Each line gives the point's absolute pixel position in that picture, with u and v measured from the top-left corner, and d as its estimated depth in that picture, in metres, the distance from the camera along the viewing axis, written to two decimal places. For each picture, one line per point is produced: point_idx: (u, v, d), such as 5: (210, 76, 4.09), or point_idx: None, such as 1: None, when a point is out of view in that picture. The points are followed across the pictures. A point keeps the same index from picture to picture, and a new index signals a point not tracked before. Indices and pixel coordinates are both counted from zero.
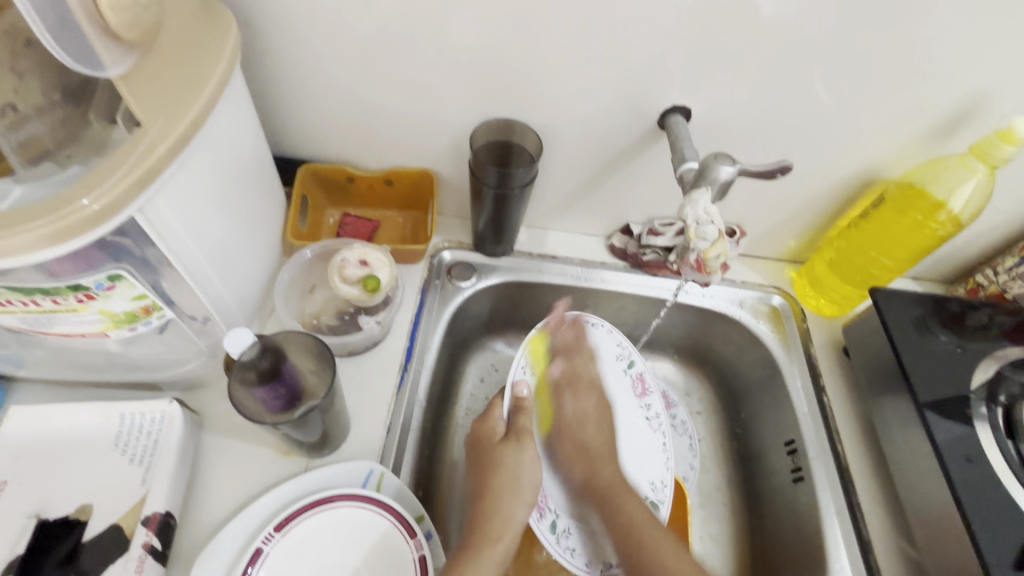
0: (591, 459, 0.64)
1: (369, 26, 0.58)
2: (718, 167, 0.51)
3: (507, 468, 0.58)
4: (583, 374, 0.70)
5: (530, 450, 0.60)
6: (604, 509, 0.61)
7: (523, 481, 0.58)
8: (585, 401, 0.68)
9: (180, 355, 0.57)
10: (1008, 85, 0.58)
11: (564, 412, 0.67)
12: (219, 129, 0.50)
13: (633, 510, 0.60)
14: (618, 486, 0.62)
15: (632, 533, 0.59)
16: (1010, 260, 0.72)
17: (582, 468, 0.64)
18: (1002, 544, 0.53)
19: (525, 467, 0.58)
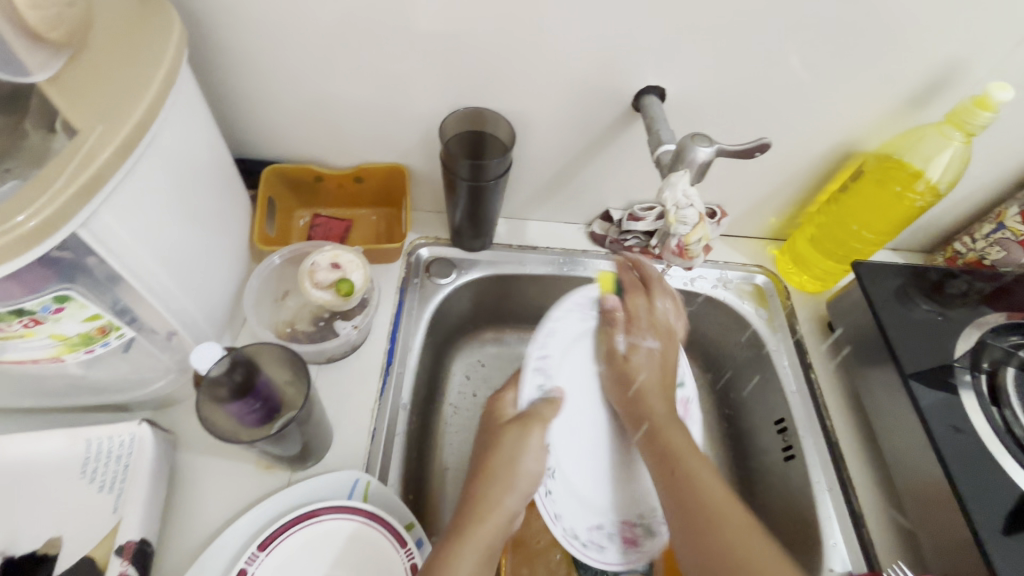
0: (641, 383, 0.57)
1: (324, 15, 0.55)
2: (695, 148, 0.49)
3: (503, 452, 0.51)
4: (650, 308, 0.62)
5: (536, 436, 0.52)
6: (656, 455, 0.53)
7: (520, 470, 0.50)
8: (643, 353, 0.60)
9: (148, 374, 0.54)
10: (982, 51, 0.57)
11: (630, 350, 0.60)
12: (169, 133, 0.47)
13: (675, 445, 0.53)
14: (667, 421, 0.55)
15: (679, 458, 0.51)
16: (986, 227, 0.73)
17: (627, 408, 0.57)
18: (992, 511, 0.53)
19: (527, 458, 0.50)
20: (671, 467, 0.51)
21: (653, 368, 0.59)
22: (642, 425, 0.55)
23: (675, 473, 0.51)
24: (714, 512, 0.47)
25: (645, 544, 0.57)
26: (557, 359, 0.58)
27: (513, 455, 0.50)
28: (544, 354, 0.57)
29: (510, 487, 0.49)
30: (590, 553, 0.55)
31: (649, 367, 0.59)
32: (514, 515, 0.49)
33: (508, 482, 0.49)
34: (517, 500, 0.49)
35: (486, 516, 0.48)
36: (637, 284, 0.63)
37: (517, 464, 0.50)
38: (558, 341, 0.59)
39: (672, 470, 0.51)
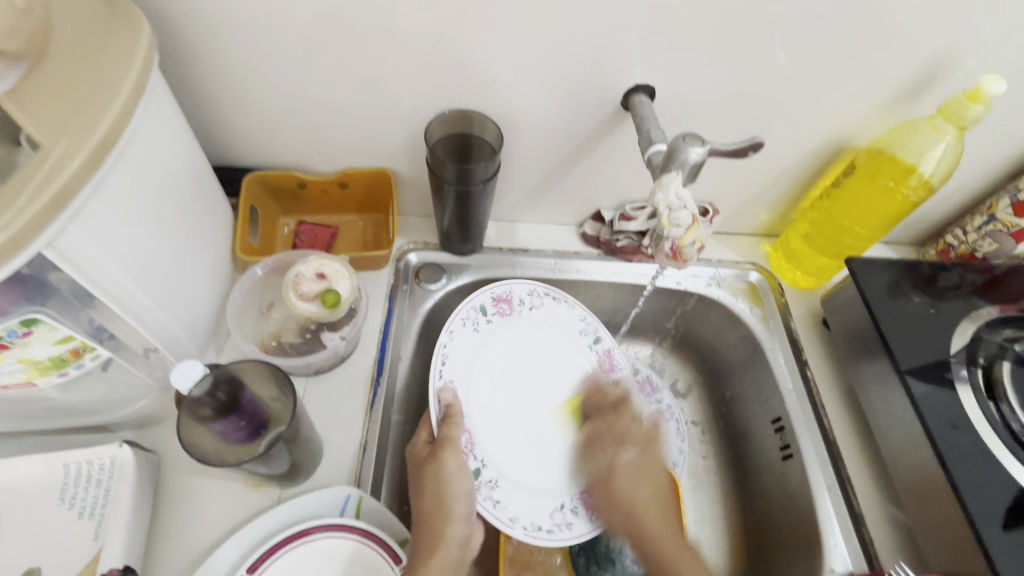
0: (634, 513, 0.58)
1: (302, 17, 0.53)
2: (688, 148, 0.48)
3: (430, 490, 0.53)
4: (627, 431, 0.64)
5: (451, 462, 0.54)
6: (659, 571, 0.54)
7: (453, 496, 0.53)
8: (626, 467, 0.61)
9: (128, 394, 0.53)
10: (972, 43, 0.56)
11: (599, 466, 0.63)
12: (141, 143, 0.45)
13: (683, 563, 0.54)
14: (666, 532, 0.56)
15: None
16: (977, 219, 0.73)
17: (624, 527, 0.58)
18: (991, 507, 0.53)
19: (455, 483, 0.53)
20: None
21: (639, 479, 0.60)
22: (643, 549, 0.56)
23: None
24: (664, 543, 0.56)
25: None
26: (458, 377, 0.63)
27: (437, 491, 0.52)
28: (447, 380, 0.62)
29: (449, 516, 0.51)
30: (559, 535, 0.60)
31: (640, 486, 0.60)
32: (465, 538, 0.51)
33: (447, 513, 0.52)
34: (460, 525, 0.52)
35: (435, 552, 0.49)
36: (609, 411, 0.67)
37: (449, 489, 0.53)
38: (455, 363, 0.64)
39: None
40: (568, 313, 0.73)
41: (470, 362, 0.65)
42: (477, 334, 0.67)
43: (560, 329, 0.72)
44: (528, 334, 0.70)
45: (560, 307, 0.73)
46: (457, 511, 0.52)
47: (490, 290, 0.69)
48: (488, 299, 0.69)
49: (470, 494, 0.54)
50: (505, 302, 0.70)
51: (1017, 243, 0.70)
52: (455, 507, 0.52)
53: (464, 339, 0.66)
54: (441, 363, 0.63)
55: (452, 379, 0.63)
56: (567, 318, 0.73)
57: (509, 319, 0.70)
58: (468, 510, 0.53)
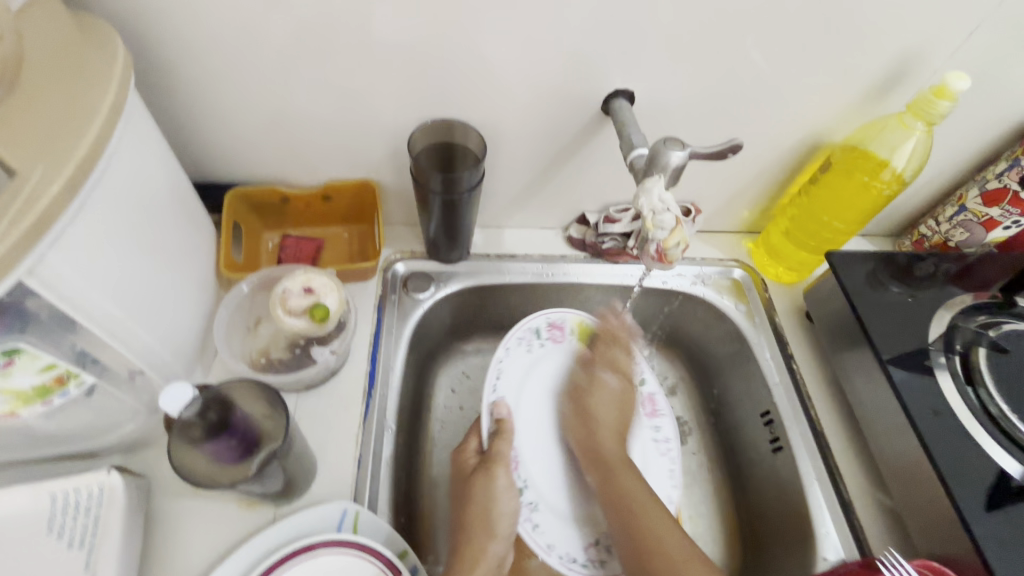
0: (608, 464, 0.59)
1: (280, 30, 0.53)
2: (668, 153, 0.49)
3: (478, 500, 0.58)
4: (614, 360, 0.68)
5: (501, 478, 0.59)
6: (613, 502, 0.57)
7: (497, 513, 0.58)
8: (605, 391, 0.66)
9: (115, 418, 0.52)
10: (937, 42, 0.58)
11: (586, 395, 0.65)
12: (120, 165, 0.45)
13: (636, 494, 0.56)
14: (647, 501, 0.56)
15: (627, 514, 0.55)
16: (949, 209, 0.75)
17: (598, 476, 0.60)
18: (974, 490, 0.55)
19: (504, 497, 0.59)
20: (626, 510, 0.55)
21: (613, 407, 0.64)
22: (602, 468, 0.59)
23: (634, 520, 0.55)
24: (639, 506, 0.55)
25: None
26: (512, 396, 0.66)
27: (485, 503, 0.58)
28: (500, 395, 0.65)
29: (491, 534, 0.56)
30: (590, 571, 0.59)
31: (610, 408, 0.64)
32: (502, 557, 0.57)
33: (491, 530, 0.57)
34: (500, 543, 0.57)
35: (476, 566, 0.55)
36: (597, 346, 0.69)
37: (495, 507, 0.58)
38: (508, 378, 0.66)
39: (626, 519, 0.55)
40: (616, 352, 0.70)
41: (524, 382, 0.67)
42: (528, 356, 0.68)
43: None
44: (581, 368, 0.69)
45: (609, 343, 0.71)
46: (498, 530, 0.57)
47: (545, 315, 0.70)
48: (542, 321, 0.70)
49: (512, 513, 0.59)
50: (558, 328, 0.70)
51: (987, 233, 0.72)
52: (497, 527, 0.57)
53: (519, 361, 0.67)
54: (497, 382, 0.66)
55: (509, 395, 0.65)
56: None
57: (564, 347, 0.70)
58: (511, 529, 0.58)
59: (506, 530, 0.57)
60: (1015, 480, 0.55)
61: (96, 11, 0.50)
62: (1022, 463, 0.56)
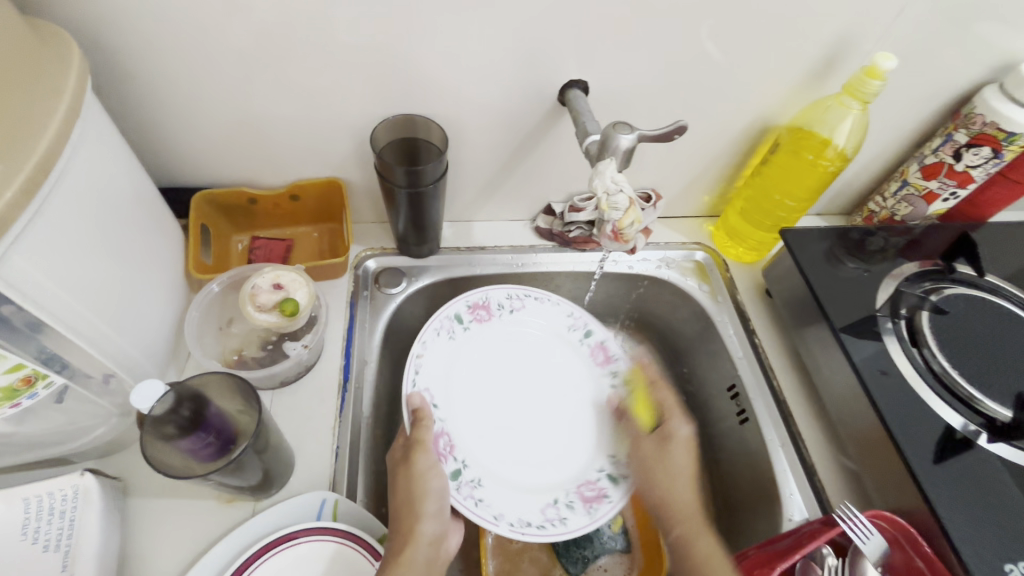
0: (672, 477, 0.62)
1: (237, 31, 0.54)
2: (618, 137, 0.51)
3: (402, 489, 0.55)
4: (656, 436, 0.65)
5: (422, 459, 0.56)
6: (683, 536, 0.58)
7: (422, 494, 0.54)
8: (676, 446, 0.64)
9: (87, 422, 0.52)
10: (868, 26, 0.62)
11: (671, 464, 0.63)
12: (79, 168, 0.45)
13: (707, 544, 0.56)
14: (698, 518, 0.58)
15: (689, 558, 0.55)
16: (893, 185, 0.79)
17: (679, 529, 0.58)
18: (922, 444, 0.58)
19: (432, 477, 0.56)
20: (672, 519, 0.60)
21: (687, 455, 0.63)
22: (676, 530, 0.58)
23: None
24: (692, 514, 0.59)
25: (608, 491, 0.64)
26: (435, 386, 0.66)
27: (409, 489, 0.54)
28: (421, 387, 0.65)
29: (419, 513, 0.52)
30: (549, 530, 0.60)
31: (685, 458, 0.63)
32: (437, 536, 0.53)
33: (418, 511, 0.53)
34: (431, 521, 0.53)
35: (406, 547, 0.50)
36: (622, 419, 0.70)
37: (421, 489, 0.54)
38: (430, 369, 0.67)
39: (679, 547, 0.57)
40: (553, 312, 0.76)
41: (448, 365, 0.69)
42: (451, 342, 0.70)
43: (548, 331, 0.75)
44: (511, 338, 0.74)
45: (544, 306, 0.76)
46: (427, 508, 0.53)
47: (507, 289, 0.74)
48: (463, 307, 0.72)
49: (442, 492, 0.56)
50: (482, 309, 0.73)
51: (928, 205, 0.77)
52: (427, 506, 0.53)
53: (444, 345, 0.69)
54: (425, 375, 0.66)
55: (436, 382, 0.67)
56: (555, 316, 0.76)
57: (487, 324, 0.73)
58: (439, 507, 0.54)
59: (434, 507, 0.54)
60: (958, 432, 0.59)
61: (50, 16, 0.50)
62: (965, 417, 0.60)
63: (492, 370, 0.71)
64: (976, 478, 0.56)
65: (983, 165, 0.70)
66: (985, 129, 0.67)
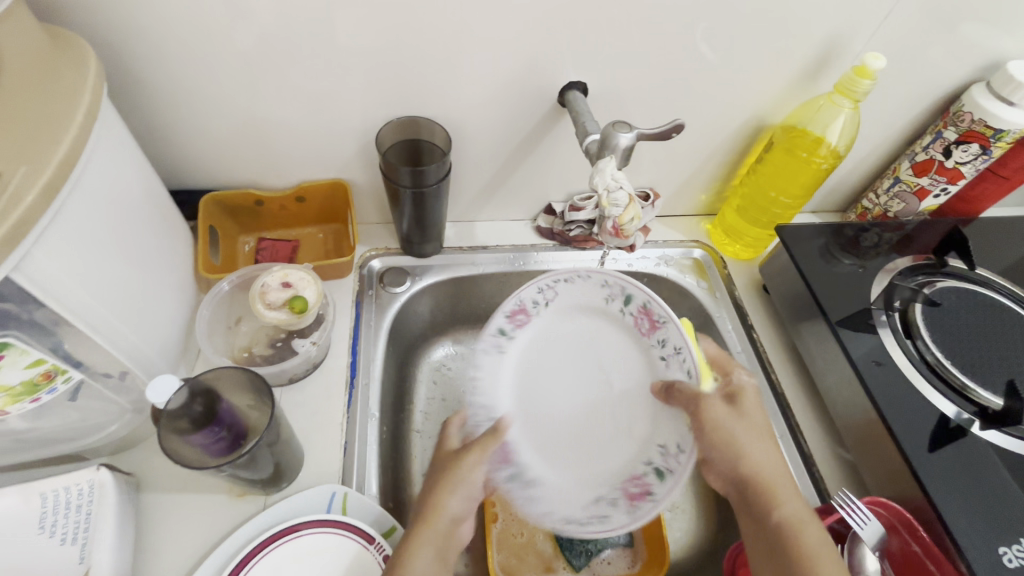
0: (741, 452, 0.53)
1: (246, 36, 0.55)
2: (618, 135, 0.52)
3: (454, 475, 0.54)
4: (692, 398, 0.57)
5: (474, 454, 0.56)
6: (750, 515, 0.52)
7: (461, 478, 0.54)
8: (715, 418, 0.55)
9: (101, 419, 0.53)
10: (857, 28, 0.64)
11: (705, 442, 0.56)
12: (95, 169, 0.47)
13: (784, 513, 0.50)
14: (765, 480, 0.52)
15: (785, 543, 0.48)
16: (885, 182, 0.81)
17: (740, 495, 0.53)
18: (917, 432, 0.59)
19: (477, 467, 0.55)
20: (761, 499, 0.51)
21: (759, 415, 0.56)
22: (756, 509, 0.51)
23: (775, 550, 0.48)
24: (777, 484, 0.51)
25: (656, 487, 0.59)
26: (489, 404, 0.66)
27: (445, 473, 0.54)
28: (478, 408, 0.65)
29: (446, 490, 0.52)
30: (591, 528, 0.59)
31: (730, 432, 0.54)
32: (457, 517, 0.52)
33: (446, 486, 0.53)
34: (457, 502, 0.52)
35: (430, 522, 0.50)
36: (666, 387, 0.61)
37: (458, 471, 0.54)
38: (484, 390, 0.66)
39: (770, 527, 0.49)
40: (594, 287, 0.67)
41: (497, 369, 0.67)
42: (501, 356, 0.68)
43: (592, 312, 0.69)
44: (558, 330, 0.70)
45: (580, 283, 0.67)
46: (454, 484, 0.53)
47: (536, 280, 0.66)
48: (501, 318, 0.67)
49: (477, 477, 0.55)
50: (521, 313, 0.67)
51: (920, 201, 0.79)
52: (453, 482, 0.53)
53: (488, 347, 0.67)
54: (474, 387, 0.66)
55: (489, 391, 0.66)
56: (592, 290, 0.67)
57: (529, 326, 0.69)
58: (471, 491, 0.54)
59: (462, 488, 0.53)
60: (951, 420, 0.60)
61: (65, 22, 0.51)
62: (958, 406, 0.61)
63: (545, 367, 0.69)
64: (970, 465, 0.57)
65: (972, 162, 0.71)
66: (974, 126, 0.68)
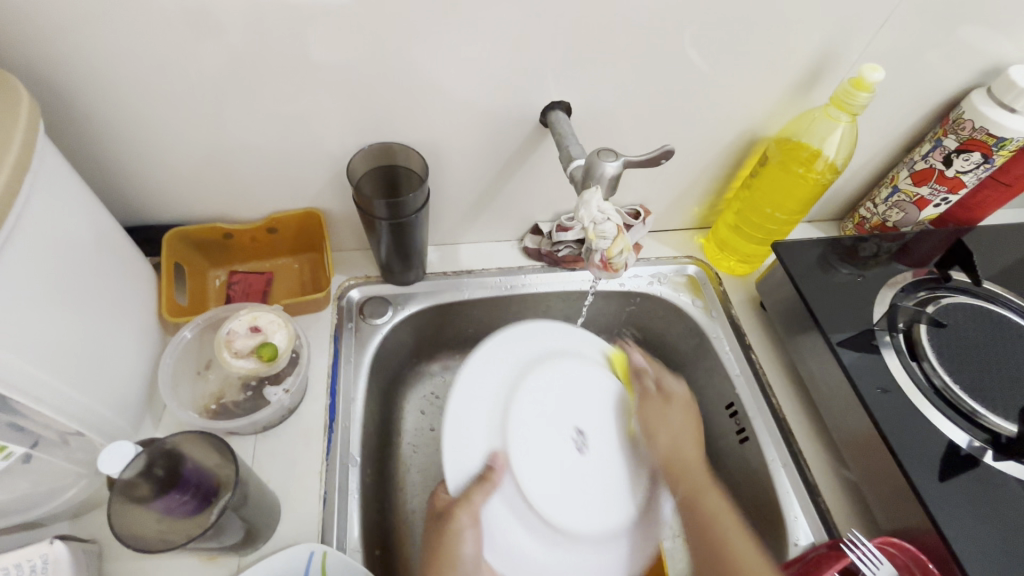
0: (674, 433, 0.64)
1: (202, 64, 0.51)
2: (603, 164, 0.50)
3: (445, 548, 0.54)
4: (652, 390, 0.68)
5: (464, 520, 0.55)
6: (687, 490, 0.60)
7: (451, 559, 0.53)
8: (672, 403, 0.66)
9: (56, 484, 0.49)
10: (851, 39, 0.61)
11: (669, 424, 0.64)
12: (32, 222, 0.43)
13: (707, 502, 0.59)
14: (704, 482, 0.61)
15: None
16: (883, 192, 0.78)
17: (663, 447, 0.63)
18: (927, 464, 0.56)
19: (465, 542, 0.54)
20: (676, 480, 0.62)
21: (682, 414, 0.66)
22: (678, 490, 0.61)
23: (717, 547, 0.57)
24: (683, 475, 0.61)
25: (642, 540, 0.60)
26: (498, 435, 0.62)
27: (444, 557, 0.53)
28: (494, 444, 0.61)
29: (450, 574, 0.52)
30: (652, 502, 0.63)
31: (677, 417, 0.65)
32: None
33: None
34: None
35: None
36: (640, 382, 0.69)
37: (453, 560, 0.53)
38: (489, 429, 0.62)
39: (702, 542, 0.58)
40: (458, 413, 0.62)
41: (477, 422, 0.62)
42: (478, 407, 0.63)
43: (497, 389, 0.64)
44: (499, 376, 0.65)
45: (460, 404, 0.62)
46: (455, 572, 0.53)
47: (460, 378, 0.64)
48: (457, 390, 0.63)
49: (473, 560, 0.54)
50: (459, 412, 0.62)
51: (919, 211, 0.76)
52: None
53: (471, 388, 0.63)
54: (452, 459, 0.59)
55: (484, 447, 0.60)
56: (451, 437, 0.60)
57: (490, 388, 0.64)
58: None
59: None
60: (963, 449, 0.57)
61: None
62: (969, 433, 0.58)
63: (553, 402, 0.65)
64: (984, 497, 0.55)
65: (973, 170, 0.69)
66: (975, 135, 0.66)
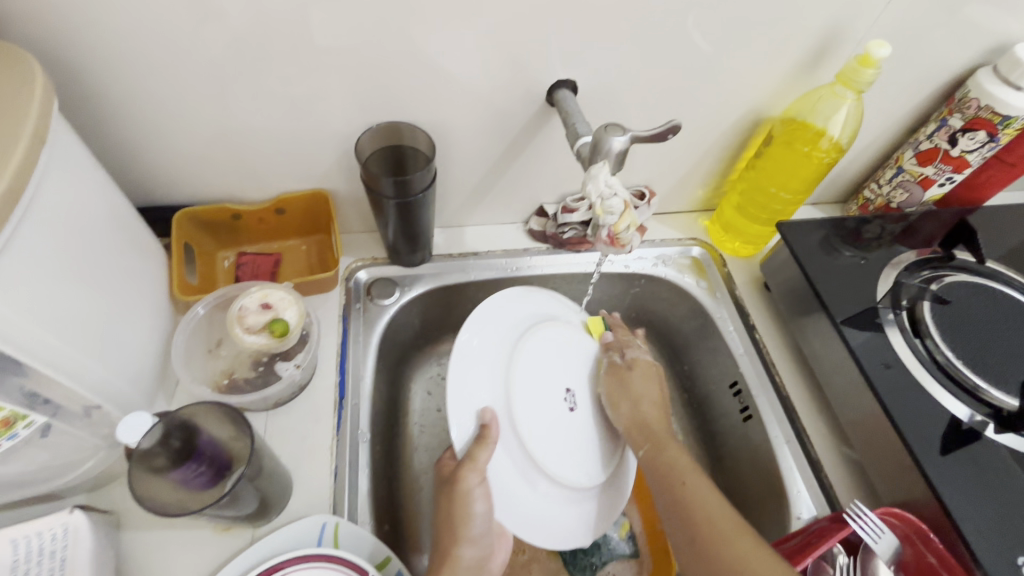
0: (634, 400, 0.62)
1: (210, 43, 0.52)
2: (610, 139, 0.50)
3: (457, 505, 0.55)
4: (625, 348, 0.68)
5: (478, 486, 0.54)
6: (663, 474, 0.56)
7: (463, 520, 0.55)
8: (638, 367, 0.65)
9: (74, 457, 0.50)
10: (858, 16, 0.61)
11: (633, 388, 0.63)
12: (46, 199, 0.43)
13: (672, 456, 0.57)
14: (671, 437, 0.59)
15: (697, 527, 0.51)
16: (888, 172, 0.78)
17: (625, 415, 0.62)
18: (929, 437, 0.57)
19: (477, 501, 0.55)
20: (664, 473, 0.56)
21: (649, 381, 0.64)
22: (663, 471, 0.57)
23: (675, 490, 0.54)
24: (662, 439, 0.59)
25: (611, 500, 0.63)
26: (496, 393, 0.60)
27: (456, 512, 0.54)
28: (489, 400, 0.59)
29: (458, 536, 0.55)
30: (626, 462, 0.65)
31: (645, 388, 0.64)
32: (476, 558, 0.56)
33: (459, 535, 0.55)
34: (472, 546, 0.55)
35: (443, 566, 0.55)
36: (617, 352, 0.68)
37: (468, 515, 0.54)
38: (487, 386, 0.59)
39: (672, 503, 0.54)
40: (461, 369, 0.58)
41: (480, 375, 0.59)
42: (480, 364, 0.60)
43: (500, 344, 0.62)
44: (501, 330, 0.63)
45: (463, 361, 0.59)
46: (468, 534, 0.55)
47: (464, 333, 0.61)
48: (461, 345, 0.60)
49: (484, 518, 0.55)
50: (464, 363, 0.59)
51: (924, 191, 0.76)
52: (469, 532, 0.55)
53: (464, 355, 0.59)
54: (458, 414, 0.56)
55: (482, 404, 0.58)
56: (457, 397, 0.57)
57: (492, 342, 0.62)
58: (479, 531, 0.55)
59: (473, 535, 0.55)
60: (964, 423, 0.58)
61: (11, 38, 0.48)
62: (970, 407, 0.59)
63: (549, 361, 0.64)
64: (985, 470, 0.55)
65: (978, 150, 0.69)
66: (980, 113, 0.66)
